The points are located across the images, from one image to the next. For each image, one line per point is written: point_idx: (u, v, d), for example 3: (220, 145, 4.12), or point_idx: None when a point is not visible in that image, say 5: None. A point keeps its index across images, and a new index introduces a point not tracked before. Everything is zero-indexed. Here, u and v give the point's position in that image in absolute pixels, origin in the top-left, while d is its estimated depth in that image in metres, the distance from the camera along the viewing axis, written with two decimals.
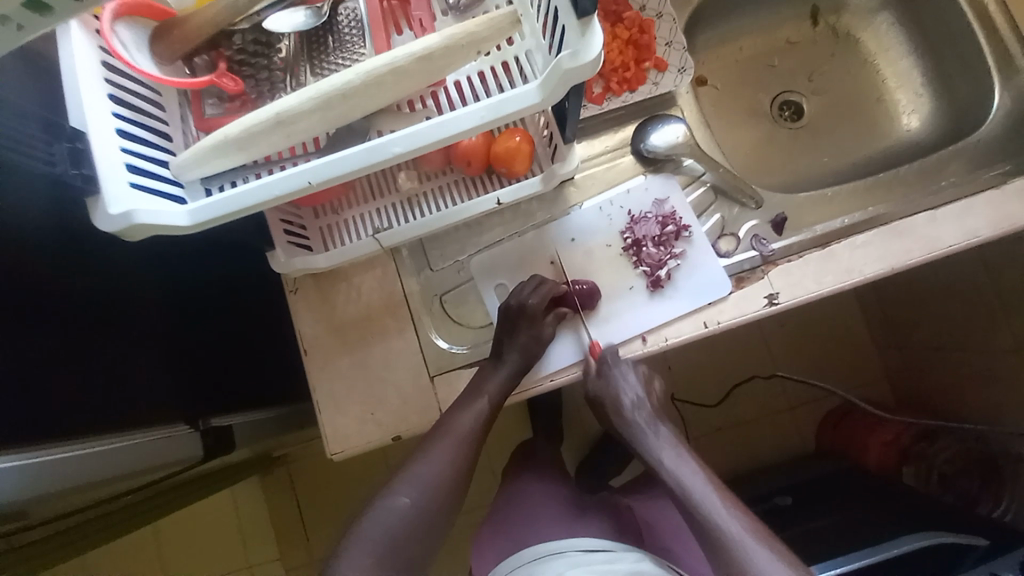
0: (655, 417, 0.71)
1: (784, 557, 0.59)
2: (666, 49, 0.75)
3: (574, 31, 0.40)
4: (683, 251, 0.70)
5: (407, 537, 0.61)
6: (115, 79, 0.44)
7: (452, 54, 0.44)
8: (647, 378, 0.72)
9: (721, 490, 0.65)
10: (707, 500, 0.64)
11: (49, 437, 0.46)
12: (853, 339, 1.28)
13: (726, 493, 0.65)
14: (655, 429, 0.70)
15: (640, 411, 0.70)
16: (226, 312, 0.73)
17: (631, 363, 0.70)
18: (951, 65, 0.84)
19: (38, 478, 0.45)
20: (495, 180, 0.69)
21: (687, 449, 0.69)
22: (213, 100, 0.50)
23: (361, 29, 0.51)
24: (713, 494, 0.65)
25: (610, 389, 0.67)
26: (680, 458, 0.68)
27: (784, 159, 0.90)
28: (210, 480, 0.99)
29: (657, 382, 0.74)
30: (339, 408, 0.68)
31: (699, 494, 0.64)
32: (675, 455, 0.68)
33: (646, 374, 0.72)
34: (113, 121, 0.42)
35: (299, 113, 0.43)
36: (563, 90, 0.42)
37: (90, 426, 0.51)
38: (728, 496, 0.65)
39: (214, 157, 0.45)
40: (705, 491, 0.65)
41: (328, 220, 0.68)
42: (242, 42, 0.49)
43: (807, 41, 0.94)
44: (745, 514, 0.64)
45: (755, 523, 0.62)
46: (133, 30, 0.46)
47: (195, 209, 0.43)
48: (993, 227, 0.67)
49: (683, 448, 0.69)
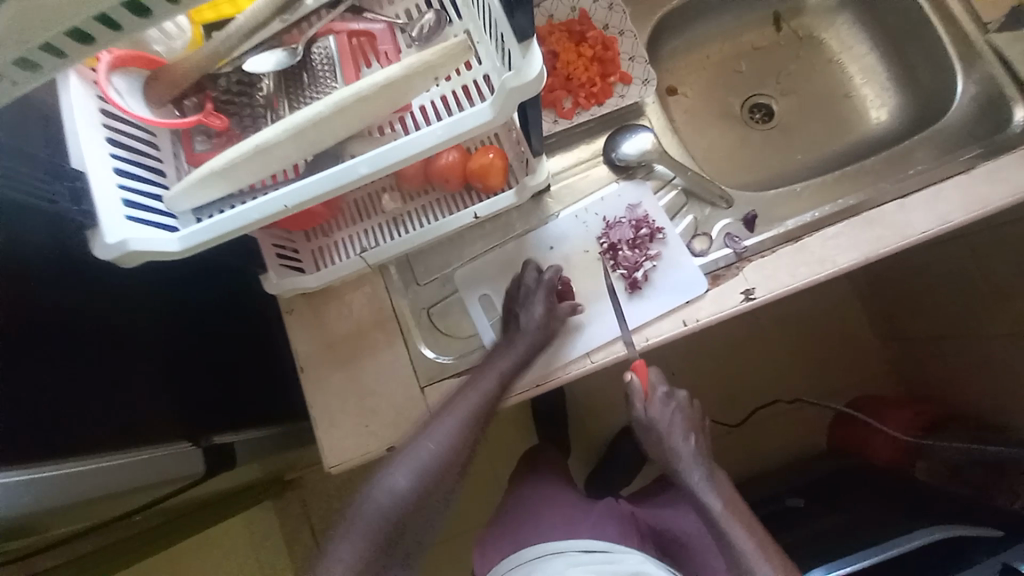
0: (710, 457, 0.73)
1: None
2: (630, 63, 0.79)
3: (517, 52, 0.45)
4: (658, 253, 0.72)
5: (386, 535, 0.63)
6: (111, 123, 0.48)
7: (411, 81, 0.48)
8: (699, 413, 0.75)
9: (772, 557, 0.67)
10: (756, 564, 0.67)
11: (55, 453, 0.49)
12: (853, 334, 1.26)
13: (776, 558, 0.68)
14: (708, 476, 0.72)
15: (694, 451, 0.72)
16: (227, 336, 0.77)
17: (682, 394, 0.74)
18: (913, 58, 0.86)
19: (59, 489, 0.48)
20: (473, 196, 0.72)
21: (739, 502, 0.72)
22: (202, 137, 0.55)
23: (332, 65, 0.55)
24: (761, 556, 0.67)
25: (660, 417, 0.72)
26: (732, 514, 0.70)
27: (759, 160, 0.92)
28: (221, 504, 1.02)
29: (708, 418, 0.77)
30: (334, 422, 0.70)
31: (749, 556, 0.67)
32: (725, 500, 0.70)
33: (697, 407, 0.75)
34: (110, 161, 0.46)
35: (275, 144, 0.47)
36: (512, 106, 0.46)
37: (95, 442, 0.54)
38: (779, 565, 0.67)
39: (201, 188, 0.49)
40: (755, 556, 0.67)
41: (319, 243, 0.71)
42: (227, 84, 0.54)
43: (772, 46, 0.97)
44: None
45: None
46: (127, 79, 0.50)
47: (185, 235, 0.47)
48: (964, 211, 0.68)
49: (734, 498, 0.72)
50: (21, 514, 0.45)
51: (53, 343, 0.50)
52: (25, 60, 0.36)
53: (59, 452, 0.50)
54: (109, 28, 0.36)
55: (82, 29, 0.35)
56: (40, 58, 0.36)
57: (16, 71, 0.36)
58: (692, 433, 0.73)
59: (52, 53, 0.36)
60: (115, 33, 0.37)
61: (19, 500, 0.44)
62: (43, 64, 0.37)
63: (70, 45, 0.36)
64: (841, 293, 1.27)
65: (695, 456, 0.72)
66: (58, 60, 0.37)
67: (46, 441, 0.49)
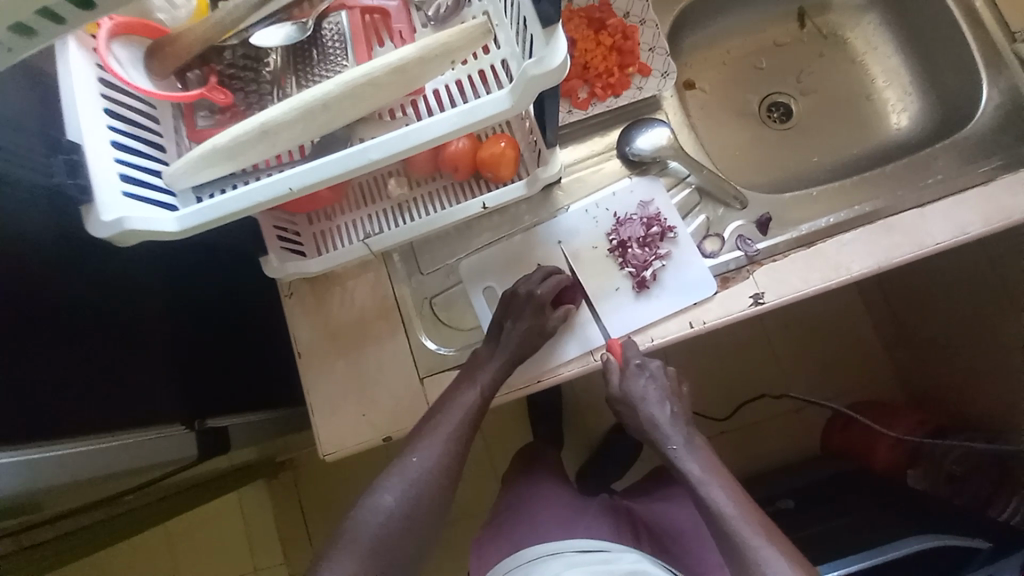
0: (687, 421, 0.72)
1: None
2: (650, 54, 0.76)
3: (540, 40, 0.43)
4: (668, 252, 0.71)
5: (412, 545, 0.64)
6: (110, 94, 0.46)
7: (427, 64, 0.46)
8: (675, 380, 0.74)
9: (753, 515, 0.65)
10: (738, 522, 0.64)
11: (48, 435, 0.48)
12: (856, 340, 1.26)
13: (757, 516, 0.65)
14: (686, 440, 0.70)
15: (672, 416, 0.71)
16: (224, 317, 0.76)
17: (657, 363, 0.72)
18: (939, 62, 0.84)
19: (52, 472, 0.47)
20: (482, 185, 0.70)
21: (718, 465, 0.70)
22: (205, 112, 0.52)
23: (343, 43, 0.53)
24: (741, 514, 0.64)
25: (636, 388, 0.70)
26: (711, 477, 0.68)
27: (774, 160, 0.90)
28: (216, 482, 1.01)
29: (685, 384, 0.76)
30: (332, 409, 0.69)
31: (730, 516, 0.64)
32: (707, 464, 0.69)
33: (673, 374, 0.74)
34: (108, 134, 0.44)
35: (282, 123, 0.45)
36: (531, 95, 0.44)
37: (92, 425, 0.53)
38: (760, 523, 0.64)
39: (201, 166, 0.47)
40: (736, 515, 0.64)
41: (322, 226, 0.70)
42: (232, 57, 0.52)
43: (795, 42, 0.95)
44: (778, 535, 0.64)
45: (789, 551, 0.62)
46: (128, 48, 0.48)
47: (183, 215, 0.46)
48: (982, 223, 0.67)
49: (712, 461, 0.70)
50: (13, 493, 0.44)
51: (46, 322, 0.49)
52: (21, 25, 0.35)
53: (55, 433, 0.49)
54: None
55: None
56: (35, 24, 0.35)
57: (12, 37, 0.35)
58: (668, 400, 0.72)
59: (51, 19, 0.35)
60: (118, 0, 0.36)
61: (15, 481, 0.43)
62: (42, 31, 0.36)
63: (70, 10, 0.35)
64: (845, 298, 1.26)
65: (671, 421, 0.71)
66: (57, 28, 0.36)
67: (39, 424, 0.48)
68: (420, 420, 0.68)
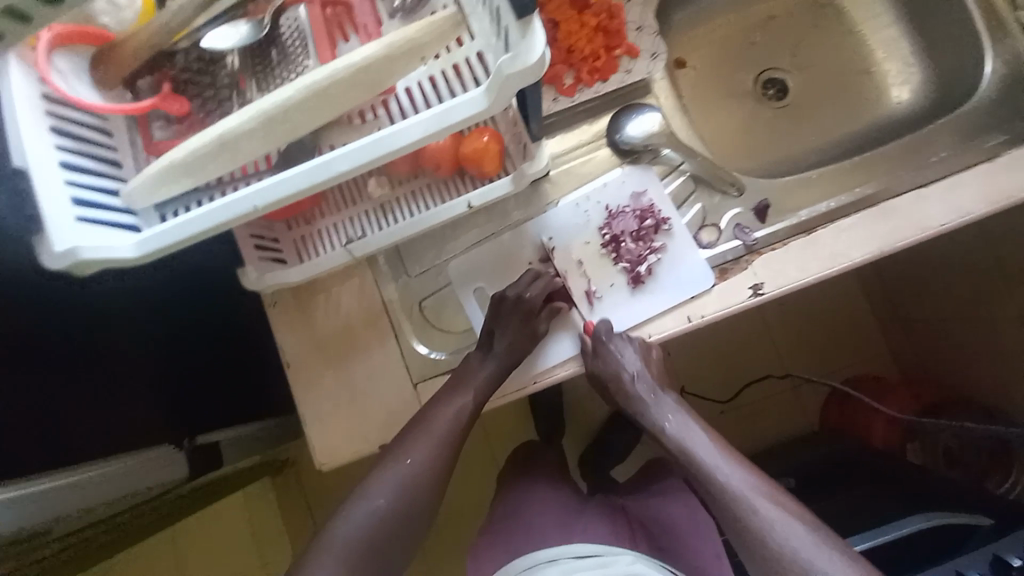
0: (656, 384, 0.68)
1: (805, 523, 0.58)
2: (637, 34, 0.73)
3: (515, 33, 0.40)
4: (663, 245, 0.68)
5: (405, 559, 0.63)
6: (56, 110, 0.43)
7: (394, 62, 0.42)
8: (646, 345, 0.67)
9: (732, 457, 0.64)
10: (713, 461, 0.63)
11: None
12: (856, 317, 1.24)
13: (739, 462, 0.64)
14: (657, 398, 0.68)
15: (641, 381, 0.67)
16: (203, 329, 0.73)
17: (625, 336, 0.65)
18: (942, 31, 0.80)
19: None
20: (466, 182, 0.66)
21: (691, 414, 0.69)
22: (161, 122, 0.49)
23: (304, 41, 0.50)
24: (716, 453, 0.64)
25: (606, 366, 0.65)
26: (684, 427, 0.66)
27: (773, 140, 0.87)
28: (221, 485, 1.01)
29: (656, 348, 0.69)
30: (323, 421, 0.67)
31: (708, 463, 0.63)
32: (679, 422, 0.67)
33: (641, 344, 0.67)
34: (56, 155, 0.41)
35: (241, 134, 0.42)
36: (508, 95, 0.41)
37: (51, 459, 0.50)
38: (738, 461, 0.63)
39: (159, 183, 0.44)
40: (716, 460, 0.63)
41: (302, 231, 0.66)
42: (186, 61, 0.48)
43: (790, 14, 0.90)
44: (758, 475, 0.63)
45: (772, 489, 0.61)
46: (71, 58, 0.44)
47: (143, 238, 0.43)
48: (988, 203, 0.64)
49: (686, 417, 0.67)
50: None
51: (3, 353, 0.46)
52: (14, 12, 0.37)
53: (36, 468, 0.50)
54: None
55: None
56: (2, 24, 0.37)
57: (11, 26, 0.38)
58: (637, 368, 0.66)
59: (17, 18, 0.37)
60: None
61: None
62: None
63: None
64: (845, 275, 1.24)
65: (640, 387, 0.67)
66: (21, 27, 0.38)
67: None
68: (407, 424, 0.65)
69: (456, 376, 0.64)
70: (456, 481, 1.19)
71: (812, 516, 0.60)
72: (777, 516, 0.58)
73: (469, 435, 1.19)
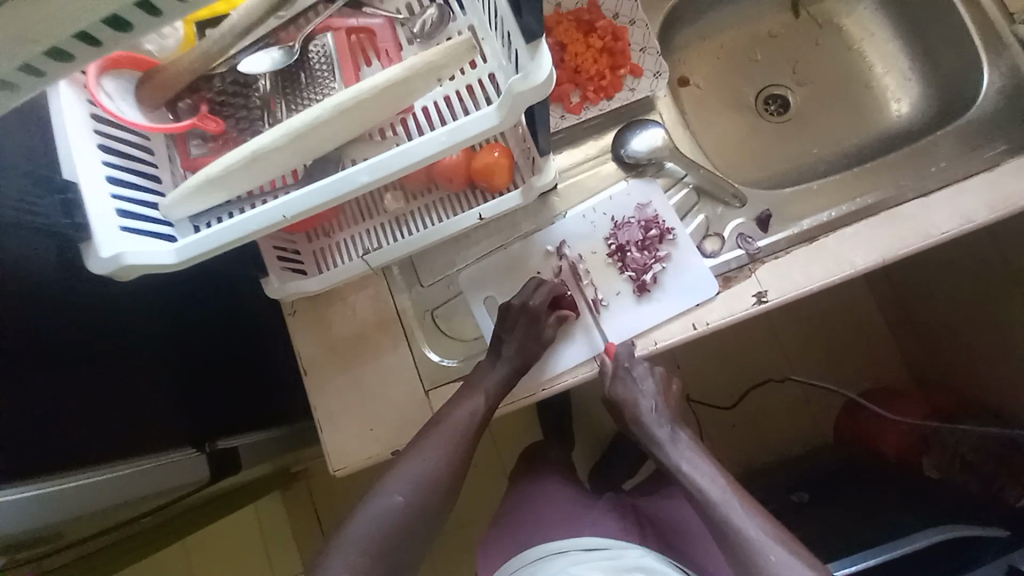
0: (673, 418, 0.71)
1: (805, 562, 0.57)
2: (641, 55, 0.76)
3: (525, 54, 0.43)
4: (668, 254, 0.70)
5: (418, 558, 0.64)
6: (104, 129, 0.47)
7: (413, 83, 0.45)
8: (665, 380, 0.73)
9: (742, 495, 0.63)
10: (721, 496, 0.63)
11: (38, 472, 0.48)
12: (866, 328, 1.24)
13: (747, 499, 0.64)
14: (672, 433, 0.70)
15: (657, 414, 0.71)
16: (224, 336, 0.77)
17: (645, 364, 0.70)
18: (939, 46, 0.83)
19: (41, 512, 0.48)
20: (478, 195, 0.70)
21: (703, 449, 0.69)
22: (197, 140, 0.53)
23: (331, 64, 0.54)
24: (725, 488, 0.64)
25: (625, 390, 0.68)
26: (695, 462, 0.67)
27: (775, 153, 0.89)
28: (234, 495, 1.02)
29: (676, 382, 0.74)
30: (339, 425, 0.69)
31: (714, 496, 0.64)
32: (691, 457, 0.68)
33: (661, 374, 0.72)
34: (102, 169, 0.45)
35: (272, 150, 0.46)
36: (518, 111, 0.44)
37: (83, 457, 0.53)
38: (751, 505, 0.63)
39: (195, 195, 0.47)
40: (723, 494, 0.63)
41: (321, 243, 0.69)
42: (221, 84, 0.52)
43: (789, 33, 0.93)
44: (768, 518, 0.62)
45: (778, 529, 0.60)
46: (119, 82, 0.49)
47: (180, 246, 0.46)
48: (987, 210, 0.66)
49: (698, 450, 0.69)
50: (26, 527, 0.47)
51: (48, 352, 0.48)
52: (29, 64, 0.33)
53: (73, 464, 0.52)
54: (90, 46, 0.34)
55: (59, 48, 0.33)
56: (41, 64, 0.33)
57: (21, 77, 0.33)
58: (655, 396, 0.71)
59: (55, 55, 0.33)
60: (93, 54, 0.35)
61: (28, 514, 0.46)
62: (22, 85, 0.34)
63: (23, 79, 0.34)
64: (854, 286, 1.24)
65: (656, 420, 0.71)
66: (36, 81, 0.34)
67: (31, 458, 0.47)
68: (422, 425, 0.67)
69: (467, 380, 0.67)
70: (465, 492, 1.19)
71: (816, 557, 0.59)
72: (783, 560, 0.57)
73: (478, 446, 1.20)
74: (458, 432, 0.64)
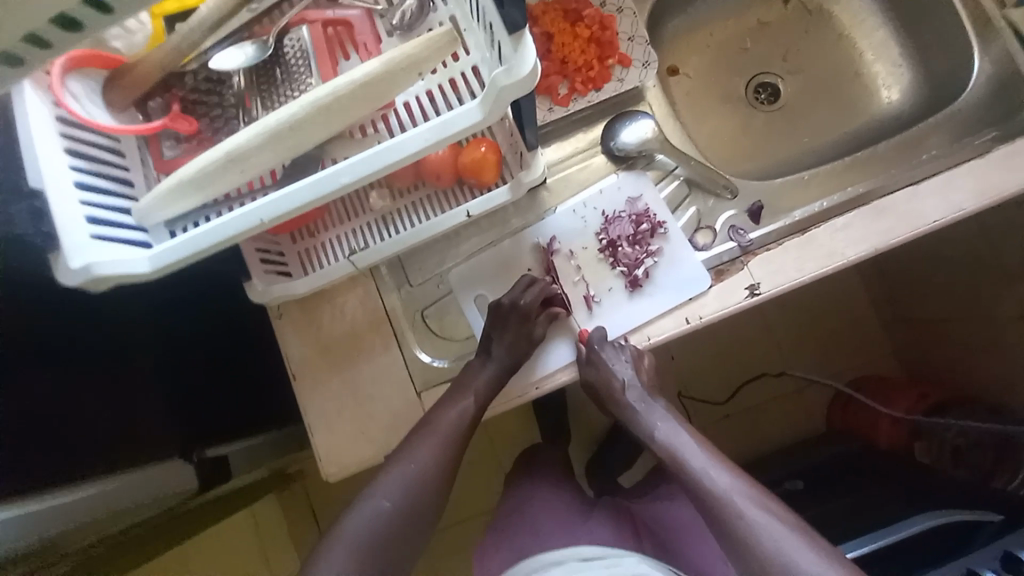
0: (646, 391, 0.70)
1: (784, 520, 0.58)
2: (629, 44, 0.75)
3: (508, 47, 0.41)
4: (659, 248, 0.70)
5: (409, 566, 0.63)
6: (71, 132, 0.45)
7: (393, 78, 0.44)
8: (636, 352, 0.69)
9: (721, 462, 0.63)
10: (707, 473, 0.62)
11: (22, 489, 0.48)
12: (858, 316, 1.24)
13: (726, 465, 0.63)
14: (647, 404, 0.69)
15: (632, 386, 0.68)
16: (212, 342, 0.75)
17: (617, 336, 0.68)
18: (930, 33, 0.82)
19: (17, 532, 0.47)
20: (465, 192, 0.68)
21: (685, 423, 0.68)
22: (171, 141, 0.51)
23: (307, 60, 0.52)
24: (705, 458, 0.63)
25: (598, 372, 0.66)
26: (673, 433, 0.66)
27: (766, 143, 0.89)
28: (227, 500, 1.01)
29: (648, 356, 0.71)
30: (329, 429, 0.68)
31: (694, 466, 0.63)
32: (669, 428, 0.67)
33: (632, 345, 0.70)
34: (71, 175, 0.43)
35: (248, 151, 0.44)
36: (502, 106, 0.43)
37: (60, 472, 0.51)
38: (728, 467, 0.63)
39: (170, 199, 0.46)
40: (703, 465, 0.63)
41: (306, 244, 0.68)
42: (194, 82, 0.50)
43: (779, 20, 0.92)
44: (747, 480, 0.62)
45: (758, 492, 0.60)
46: (84, 82, 0.46)
47: (156, 253, 0.45)
48: (979, 199, 0.65)
49: (674, 423, 0.68)
50: (7, 548, 0.47)
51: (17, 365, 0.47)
52: None
53: (58, 478, 0.51)
54: (42, 49, 0.33)
55: (10, 52, 0.32)
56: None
57: None
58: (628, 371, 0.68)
59: (6, 62, 0.33)
60: (48, 53, 0.33)
61: (5, 535, 0.46)
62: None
63: None
64: (846, 275, 1.24)
65: (631, 394, 0.69)
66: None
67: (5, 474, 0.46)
68: (413, 428, 0.66)
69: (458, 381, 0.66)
70: (461, 490, 1.19)
71: (797, 517, 0.59)
72: (764, 523, 0.57)
73: (473, 444, 1.19)
74: (451, 433, 0.63)
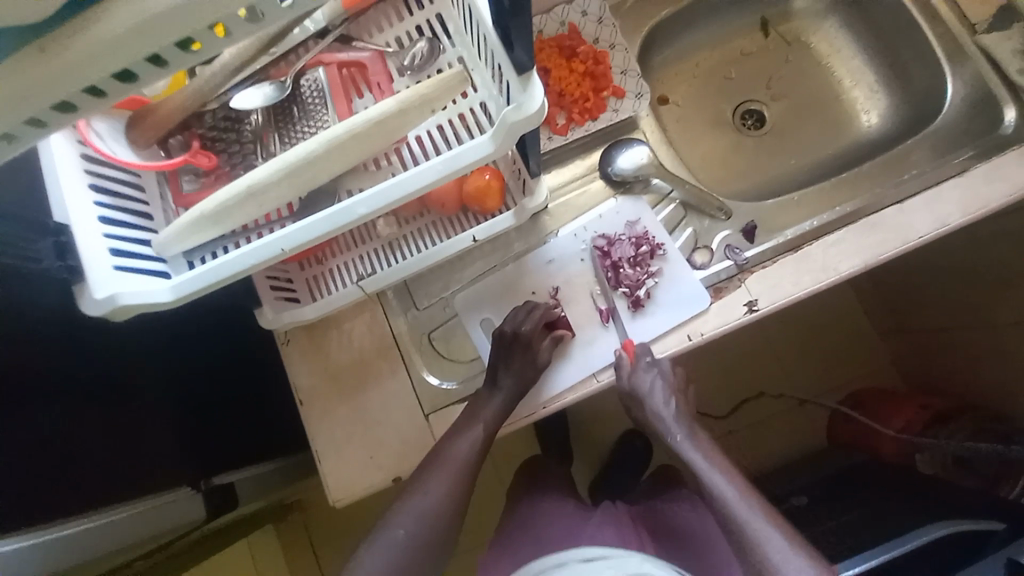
0: (688, 415, 0.71)
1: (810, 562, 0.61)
2: (622, 77, 0.79)
3: (517, 86, 0.44)
4: (659, 269, 0.72)
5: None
6: (96, 169, 0.47)
7: (407, 115, 0.46)
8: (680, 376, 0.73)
9: (750, 494, 0.66)
10: (738, 504, 0.65)
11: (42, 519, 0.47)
12: (852, 330, 1.27)
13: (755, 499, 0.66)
14: (688, 431, 0.70)
15: (672, 409, 0.70)
16: (220, 371, 0.75)
17: (664, 358, 0.70)
18: (902, 61, 0.87)
19: (33, 563, 0.46)
20: (470, 218, 0.70)
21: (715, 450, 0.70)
22: (189, 176, 0.53)
23: (323, 97, 0.55)
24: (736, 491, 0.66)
25: (644, 383, 0.67)
26: (710, 460, 0.68)
27: (755, 166, 0.93)
28: (227, 533, 1.00)
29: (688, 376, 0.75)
30: (339, 456, 0.68)
31: (725, 494, 0.65)
32: (705, 456, 0.68)
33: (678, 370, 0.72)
34: (95, 210, 0.45)
35: (267, 185, 0.46)
36: (511, 139, 0.45)
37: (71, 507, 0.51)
38: (755, 499, 0.66)
39: (190, 232, 0.47)
40: (731, 492, 0.65)
41: (313, 271, 0.69)
42: (213, 121, 0.52)
43: (762, 51, 0.97)
44: (777, 520, 0.64)
45: (787, 530, 0.64)
46: (109, 121, 0.48)
47: (177, 283, 0.46)
48: (962, 214, 0.68)
49: (711, 448, 0.70)
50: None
51: (30, 399, 0.47)
52: (33, 119, 0.33)
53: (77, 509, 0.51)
54: (95, 97, 0.34)
55: (67, 101, 0.33)
56: (47, 117, 0.33)
57: (28, 130, 0.34)
58: (672, 396, 0.70)
59: (60, 108, 0.33)
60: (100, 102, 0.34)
61: (27, 564, 0.45)
62: (22, 135, 0.34)
63: (29, 132, 0.34)
64: (838, 290, 1.27)
65: (674, 415, 0.70)
66: (40, 131, 0.34)
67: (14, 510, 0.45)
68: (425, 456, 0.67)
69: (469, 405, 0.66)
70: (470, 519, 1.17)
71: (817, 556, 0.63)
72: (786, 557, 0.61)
73: (481, 479, 1.18)
74: (463, 457, 0.64)
